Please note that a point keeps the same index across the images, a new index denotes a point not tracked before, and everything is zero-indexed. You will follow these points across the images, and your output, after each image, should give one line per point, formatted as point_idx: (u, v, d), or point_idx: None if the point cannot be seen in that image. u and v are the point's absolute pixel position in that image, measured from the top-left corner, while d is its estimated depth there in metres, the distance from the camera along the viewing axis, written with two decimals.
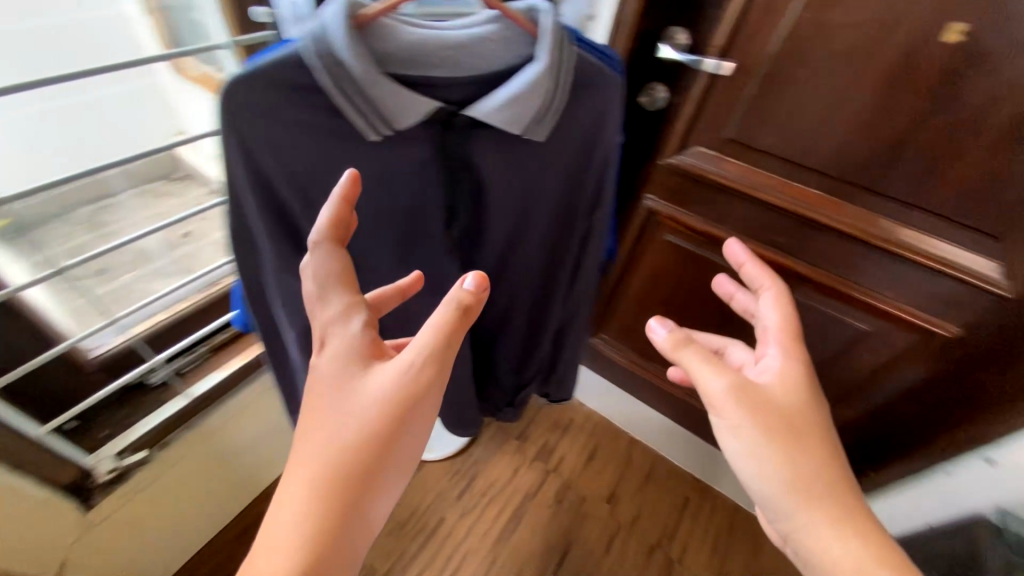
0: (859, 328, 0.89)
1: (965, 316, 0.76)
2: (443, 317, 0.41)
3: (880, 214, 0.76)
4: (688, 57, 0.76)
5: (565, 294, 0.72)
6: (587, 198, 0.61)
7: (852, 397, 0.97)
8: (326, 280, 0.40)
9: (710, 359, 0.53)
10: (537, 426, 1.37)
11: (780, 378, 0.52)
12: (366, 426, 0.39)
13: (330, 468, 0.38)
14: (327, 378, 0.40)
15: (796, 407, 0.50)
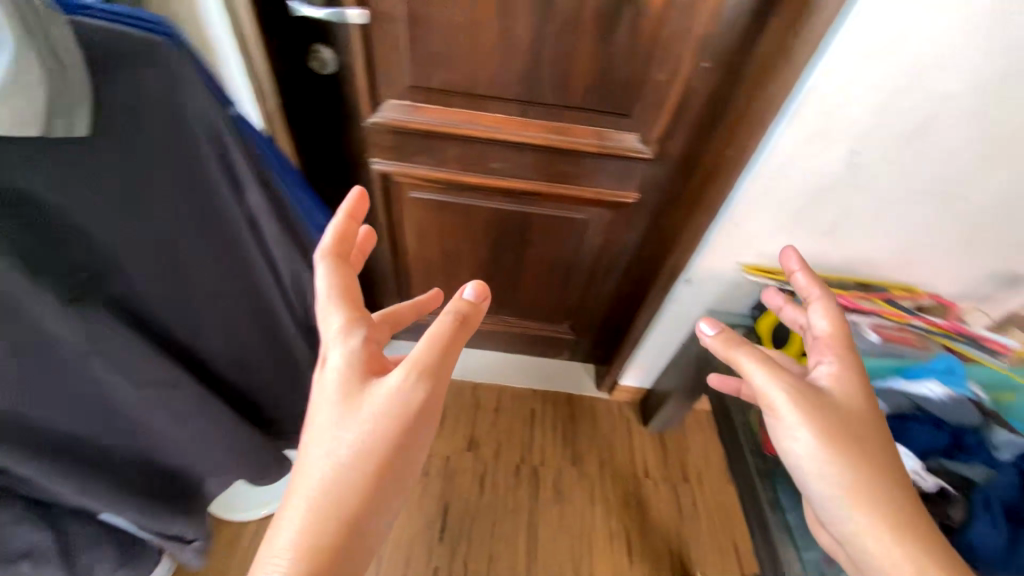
0: (583, 217, 1.08)
1: (632, 181, 0.98)
2: (441, 327, 0.45)
3: (549, 119, 0.89)
4: (328, 12, 0.74)
5: (279, 292, 0.67)
6: (222, 186, 0.54)
7: (603, 270, 1.19)
8: (333, 295, 0.46)
9: (764, 359, 0.54)
10: None
11: (837, 380, 0.54)
12: (372, 437, 0.40)
13: (332, 480, 0.39)
14: (326, 391, 0.43)
15: (853, 409, 0.51)
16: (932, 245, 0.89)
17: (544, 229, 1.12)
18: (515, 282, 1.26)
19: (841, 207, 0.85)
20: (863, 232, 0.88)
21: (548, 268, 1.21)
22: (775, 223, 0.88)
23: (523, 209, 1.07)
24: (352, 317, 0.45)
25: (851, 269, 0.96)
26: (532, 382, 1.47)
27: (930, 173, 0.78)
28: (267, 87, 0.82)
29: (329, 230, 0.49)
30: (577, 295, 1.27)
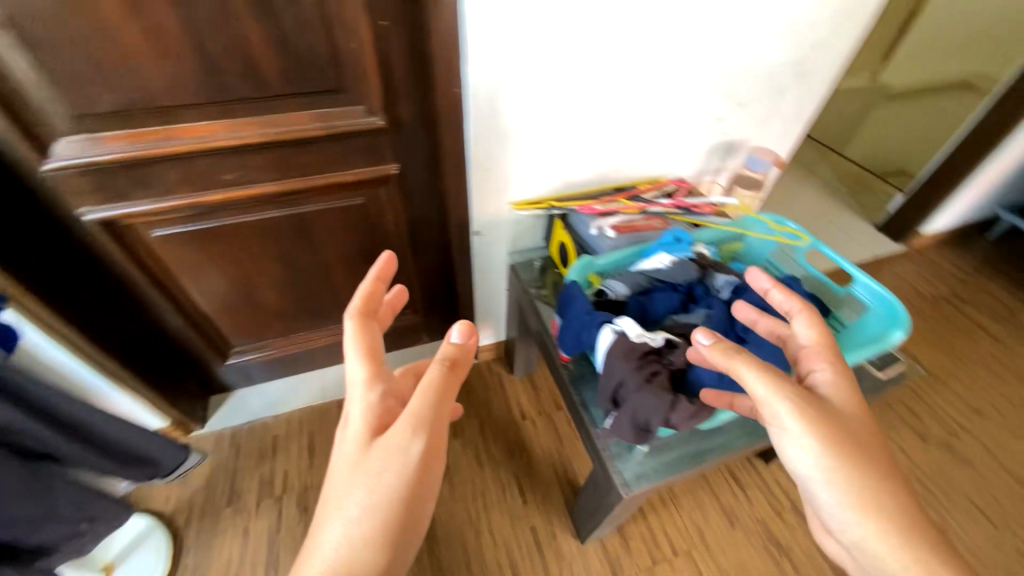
0: (358, 202, 1.05)
1: (386, 154, 0.95)
2: (433, 381, 0.54)
3: (259, 115, 0.84)
4: None
5: None
6: None
7: (410, 251, 1.17)
8: (358, 354, 0.57)
9: (772, 372, 0.54)
10: (244, 469, 1.25)
11: (833, 386, 0.57)
12: (386, 479, 0.50)
13: (356, 517, 0.49)
14: (349, 438, 0.53)
15: (842, 411, 0.55)
16: (652, 139, 1.02)
17: (326, 227, 1.08)
18: (330, 287, 1.22)
19: (562, 127, 0.92)
20: (593, 144, 0.98)
21: (356, 263, 1.18)
22: (516, 158, 0.94)
23: (290, 211, 1.02)
24: (372, 372, 0.55)
25: (602, 179, 1.06)
26: None
27: (614, 78, 0.87)
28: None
29: (358, 291, 0.60)
30: (399, 281, 1.26)
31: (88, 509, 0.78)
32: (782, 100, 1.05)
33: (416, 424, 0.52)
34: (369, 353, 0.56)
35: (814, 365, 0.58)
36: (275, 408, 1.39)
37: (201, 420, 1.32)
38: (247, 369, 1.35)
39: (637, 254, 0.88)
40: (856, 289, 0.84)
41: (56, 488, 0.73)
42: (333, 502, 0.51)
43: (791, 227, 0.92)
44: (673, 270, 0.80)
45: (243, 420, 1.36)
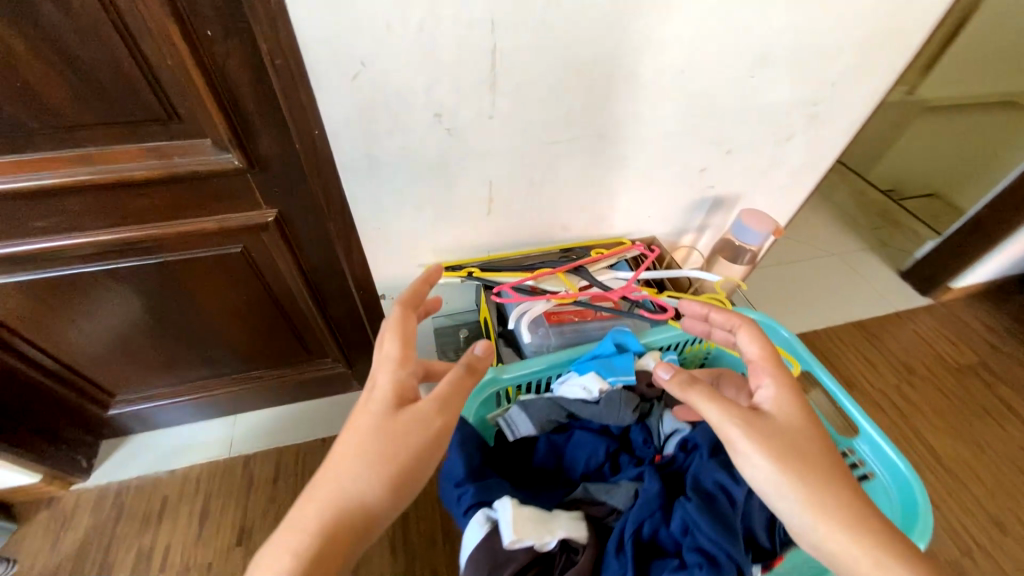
0: (236, 251, 0.83)
1: (252, 197, 0.74)
2: (458, 371, 0.49)
3: (59, 150, 0.62)
4: None
5: None
6: None
7: (314, 302, 0.96)
8: (396, 331, 0.49)
9: (716, 398, 0.47)
10: (121, 538, 1.05)
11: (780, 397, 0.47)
12: (397, 448, 0.44)
13: (356, 485, 0.43)
14: (369, 407, 0.46)
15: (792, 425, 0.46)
16: (610, 192, 0.79)
17: (201, 276, 0.87)
18: (221, 336, 1.02)
19: (481, 180, 0.68)
20: (531, 200, 0.74)
21: (249, 313, 0.97)
22: (420, 216, 0.71)
23: (147, 261, 0.81)
24: (399, 352, 0.48)
25: (547, 238, 0.83)
26: (323, 430, 1.25)
27: (548, 118, 0.63)
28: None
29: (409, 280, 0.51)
30: (309, 331, 1.05)
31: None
32: (783, 148, 0.81)
33: (438, 405, 0.47)
34: (410, 337, 0.48)
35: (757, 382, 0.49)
36: (171, 460, 1.18)
37: (85, 471, 1.11)
38: (141, 416, 1.15)
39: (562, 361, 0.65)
40: (856, 445, 0.66)
41: None
42: (333, 468, 0.44)
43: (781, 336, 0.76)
44: (602, 409, 0.58)
45: (132, 472, 1.14)
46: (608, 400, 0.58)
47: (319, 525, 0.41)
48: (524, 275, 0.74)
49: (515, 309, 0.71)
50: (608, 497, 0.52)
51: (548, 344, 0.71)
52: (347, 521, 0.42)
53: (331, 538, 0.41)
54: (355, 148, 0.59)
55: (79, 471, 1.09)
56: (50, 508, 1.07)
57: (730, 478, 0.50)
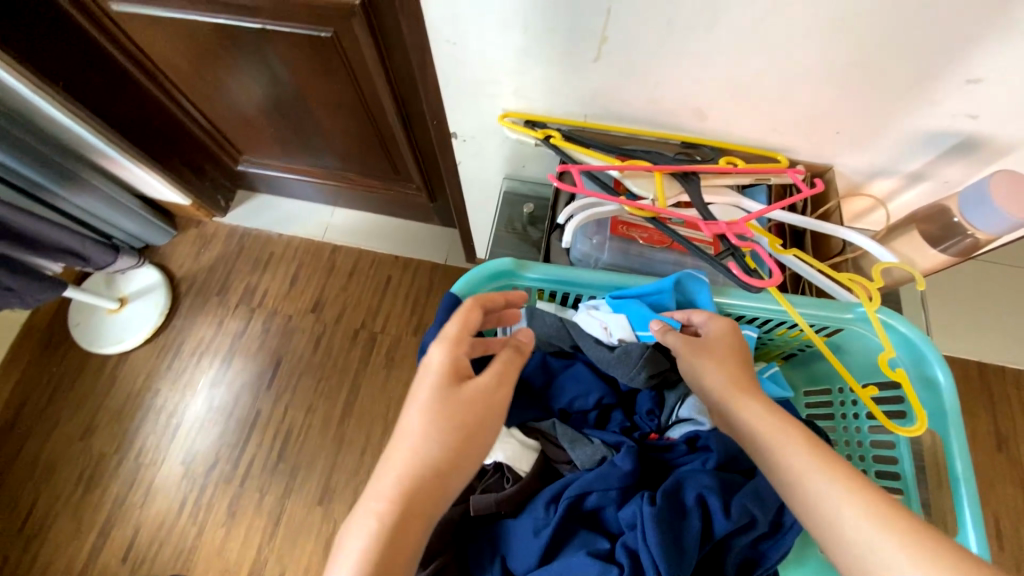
0: (328, 37, 0.76)
1: None
2: (511, 353, 0.45)
3: None
4: None
5: None
6: None
7: (400, 120, 0.89)
8: (454, 332, 0.43)
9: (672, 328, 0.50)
10: (239, 270, 1.31)
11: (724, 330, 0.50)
12: (461, 418, 0.40)
13: (417, 464, 0.38)
14: (419, 391, 0.41)
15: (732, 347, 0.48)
16: (787, 76, 0.51)
17: (298, 57, 0.83)
18: (320, 128, 1.03)
19: (597, 7, 0.48)
20: (661, 57, 0.52)
21: (343, 113, 0.95)
22: (508, 45, 0.55)
23: (248, 25, 0.78)
24: (458, 329, 0.43)
25: (670, 124, 0.61)
26: (398, 249, 1.33)
27: None
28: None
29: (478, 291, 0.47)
30: (396, 150, 1.01)
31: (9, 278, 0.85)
32: None
33: (498, 378, 0.43)
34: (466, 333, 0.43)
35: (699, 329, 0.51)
36: (281, 226, 1.36)
37: (223, 210, 1.35)
38: (263, 180, 1.31)
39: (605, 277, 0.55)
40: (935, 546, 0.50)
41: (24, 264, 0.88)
42: (386, 457, 0.38)
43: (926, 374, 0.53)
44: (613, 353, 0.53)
45: (252, 224, 1.36)
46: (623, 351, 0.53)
47: (395, 498, 0.36)
48: (611, 163, 0.57)
49: (579, 200, 0.58)
50: (571, 448, 0.52)
51: (598, 257, 0.60)
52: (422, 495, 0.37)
53: (410, 510, 0.36)
54: None
55: (218, 208, 1.33)
56: (199, 228, 1.35)
57: (714, 504, 0.45)
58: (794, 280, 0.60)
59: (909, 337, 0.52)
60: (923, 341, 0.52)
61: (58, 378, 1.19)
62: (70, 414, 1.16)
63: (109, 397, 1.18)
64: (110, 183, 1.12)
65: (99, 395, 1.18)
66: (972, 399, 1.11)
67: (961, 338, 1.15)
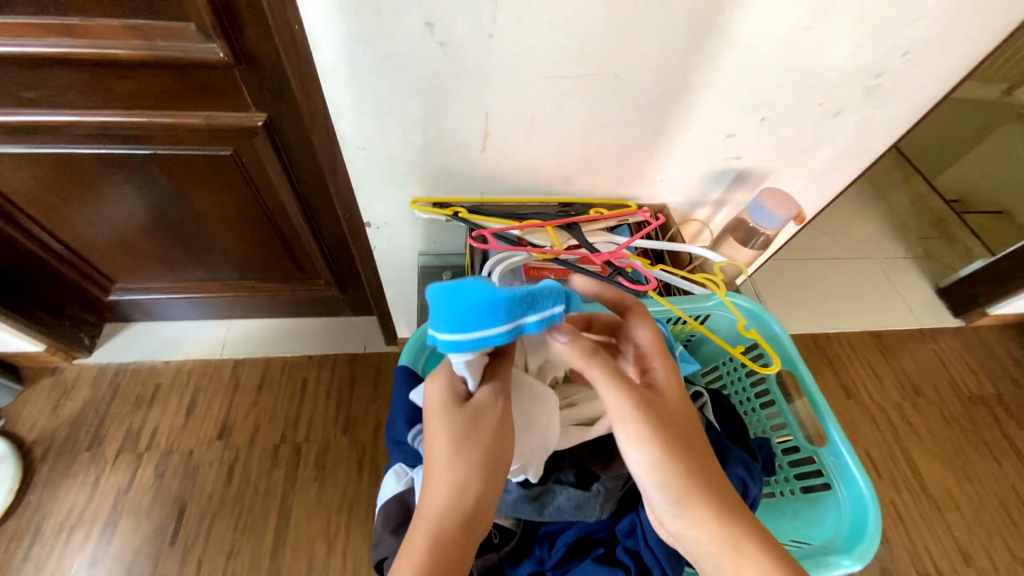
0: (228, 155, 0.81)
1: (242, 98, 0.70)
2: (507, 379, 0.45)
3: (41, 15, 0.59)
4: None
5: None
6: None
7: (308, 219, 0.94)
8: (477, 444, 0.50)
9: (612, 374, 0.42)
10: (116, 413, 1.13)
11: (671, 382, 0.46)
12: (478, 446, 0.42)
13: (448, 493, 0.40)
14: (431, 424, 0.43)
15: (678, 411, 0.44)
16: (621, 146, 0.71)
17: (193, 176, 0.85)
18: (216, 240, 1.01)
19: (478, 110, 0.63)
20: (532, 142, 0.68)
21: (243, 222, 0.96)
22: (411, 145, 0.66)
23: (140, 152, 0.80)
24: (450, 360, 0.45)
25: (548, 189, 0.77)
26: (312, 348, 1.28)
27: (557, 46, 0.56)
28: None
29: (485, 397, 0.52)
30: (303, 248, 1.04)
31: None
32: (831, 122, 0.71)
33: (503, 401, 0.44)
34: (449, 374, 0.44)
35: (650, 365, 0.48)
36: (167, 352, 1.23)
37: (88, 348, 1.17)
38: (142, 305, 1.19)
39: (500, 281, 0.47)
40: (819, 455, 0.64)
41: None
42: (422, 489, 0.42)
43: (769, 332, 0.71)
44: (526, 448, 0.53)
45: (129, 358, 1.20)
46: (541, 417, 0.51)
47: (437, 524, 0.40)
48: (510, 225, 0.71)
49: (492, 257, 0.69)
50: (542, 512, 0.54)
51: None
52: (457, 529, 0.40)
53: (450, 539, 0.39)
54: (338, 54, 0.54)
55: (82, 347, 1.16)
56: (55, 376, 1.15)
57: None
58: (667, 289, 0.78)
59: (752, 310, 0.71)
60: (762, 310, 0.71)
61: None
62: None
63: None
64: None
65: None
66: (815, 363, 1.42)
67: (792, 320, 1.49)
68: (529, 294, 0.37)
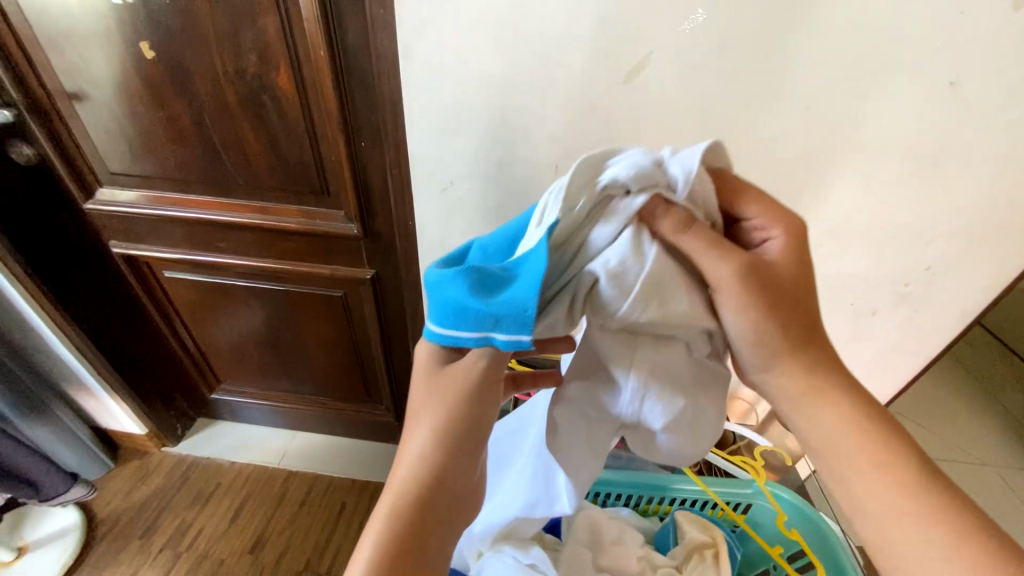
0: (338, 295, 1.02)
1: (359, 258, 0.92)
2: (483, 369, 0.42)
3: (250, 199, 0.87)
4: None
5: None
6: None
7: (384, 350, 1.10)
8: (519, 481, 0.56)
9: (711, 242, 0.37)
10: (174, 505, 1.22)
11: (785, 249, 0.40)
12: (447, 429, 0.42)
13: (411, 473, 0.41)
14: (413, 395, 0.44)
15: (792, 279, 0.39)
16: None
17: (308, 307, 1.07)
18: (307, 359, 1.20)
19: None
20: None
21: (333, 347, 1.14)
22: None
23: (278, 287, 1.04)
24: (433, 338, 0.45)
25: None
26: (357, 471, 1.32)
27: None
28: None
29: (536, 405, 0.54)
30: (374, 375, 1.18)
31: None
32: (870, 320, 0.74)
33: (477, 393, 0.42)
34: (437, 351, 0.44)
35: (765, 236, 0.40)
36: (235, 452, 1.34)
37: (175, 438, 1.33)
38: (232, 406, 1.36)
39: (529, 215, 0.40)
40: None
41: None
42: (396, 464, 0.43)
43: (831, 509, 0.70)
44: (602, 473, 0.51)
45: (204, 453, 1.33)
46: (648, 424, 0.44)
47: (399, 506, 0.40)
48: None
49: None
50: None
51: None
52: (414, 513, 0.40)
53: (407, 519, 0.40)
54: (433, 240, 0.73)
55: (171, 437, 1.31)
56: (141, 459, 1.30)
57: None
58: (708, 466, 0.77)
59: (798, 506, 0.64)
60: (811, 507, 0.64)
61: None
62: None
63: None
64: (75, 418, 1.13)
65: None
66: None
67: None
68: (497, 316, 0.35)
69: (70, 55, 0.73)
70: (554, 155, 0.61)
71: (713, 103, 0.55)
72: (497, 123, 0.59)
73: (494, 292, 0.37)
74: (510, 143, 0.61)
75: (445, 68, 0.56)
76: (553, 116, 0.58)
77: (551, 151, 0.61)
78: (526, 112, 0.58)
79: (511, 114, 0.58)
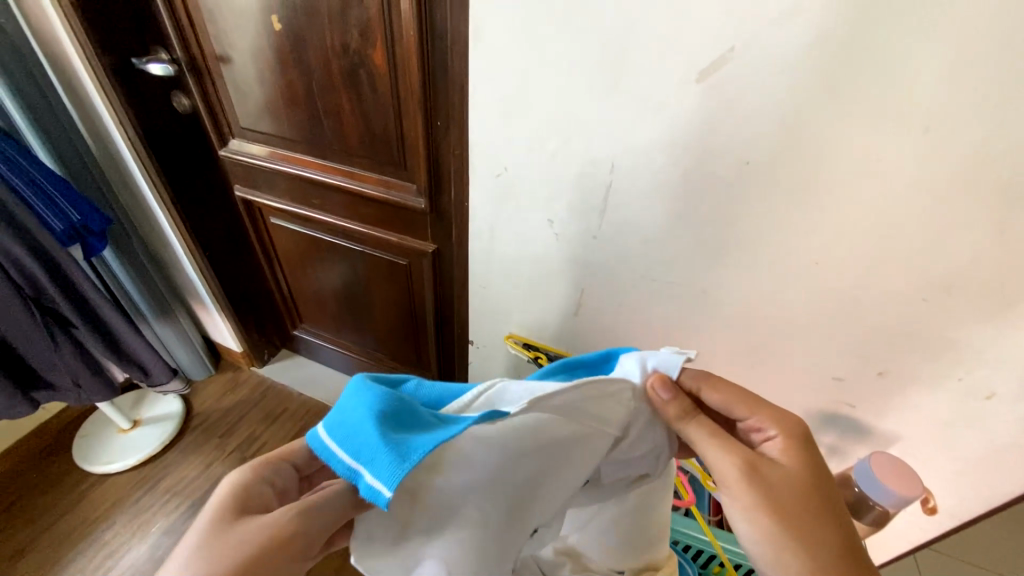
0: (404, 264, 1.09)
1: (424, 232, 0.97)
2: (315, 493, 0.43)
3: (341, 164, 0.96)
4: (160, 69, 0.90)
5: (46, 288, 0.88)
6: None
7: (436, 322, 1.15)
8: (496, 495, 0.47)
9: (711, 432, 0.46)
10: (249, 418, 1.42)
11: (787, 453, 0.46)
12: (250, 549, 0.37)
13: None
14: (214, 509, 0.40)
15: (787, 485, 0.45)
16: (709, 350, 0.73)
17: (377, 269, 1.16)
18: (372, 317, 1.30)
19: (578, 284, 0.74)
20: (621, 321, 0.75)
21: (394, 310, 1.23)
22: (519, 293, 0.81)
23: (355, 247, 1.15)
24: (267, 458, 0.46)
25: None
26: None
27: (650, 257, 0.66)
28: (129, 127, 0.97)
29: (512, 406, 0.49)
30: (425, 343, 1.24)
31: (82, 377, 1.03)
32: (983, 406, 0.59)
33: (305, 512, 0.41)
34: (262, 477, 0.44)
35: (771, 436, 0.48)
36: (304, 386, 1.52)
37: (262, 362, 1.55)
38: (309, 346, 1.53)
39: (472, 387, 0.45)
40: None
41: (80, 381, 1.03)
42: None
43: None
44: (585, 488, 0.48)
45: (280, 380, 1.53)
46: (648, 443, 0.47)
47: None
48: None
49: None
50: None
51: None
52: None
53: None
54: (483, 225, 0.74)
55: (259, 360, 1.53)
56: (234, 372, 1.54)
57: None
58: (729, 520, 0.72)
59: None
60: None
61: (37, 485, 1.25)
62: (24, 525, 1.18)
63: (67, 517, 1.20)
64: (192, 326, 1.38)
65: (58, 513, 1.20)
66: None
67: None
68: (371, 454, 0.36)
69: (221, 24, 0.86)
70: (612, 154, 0.58)
71: (801, 112, 0.48)
72: (555, 113, 0.58)
73: (400, 432, 0.38)
74: (567, 136, 0.59)
75: (511, 53, 0.56)
76: (615, 112, 0.55)
77: (609, 148, 0.58)
78: (587, 106, 0.56)
79: (571, 106, 0.57)
